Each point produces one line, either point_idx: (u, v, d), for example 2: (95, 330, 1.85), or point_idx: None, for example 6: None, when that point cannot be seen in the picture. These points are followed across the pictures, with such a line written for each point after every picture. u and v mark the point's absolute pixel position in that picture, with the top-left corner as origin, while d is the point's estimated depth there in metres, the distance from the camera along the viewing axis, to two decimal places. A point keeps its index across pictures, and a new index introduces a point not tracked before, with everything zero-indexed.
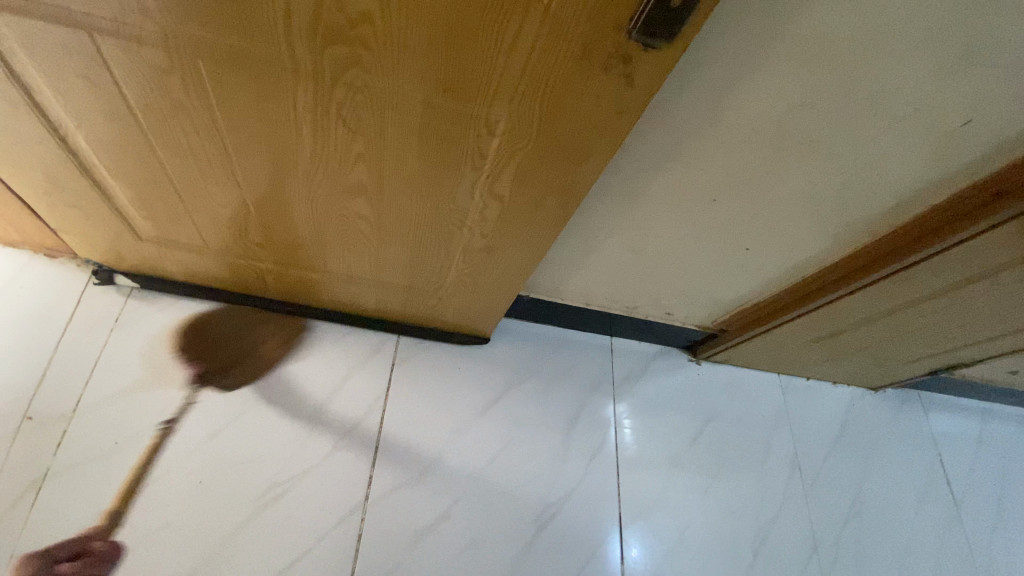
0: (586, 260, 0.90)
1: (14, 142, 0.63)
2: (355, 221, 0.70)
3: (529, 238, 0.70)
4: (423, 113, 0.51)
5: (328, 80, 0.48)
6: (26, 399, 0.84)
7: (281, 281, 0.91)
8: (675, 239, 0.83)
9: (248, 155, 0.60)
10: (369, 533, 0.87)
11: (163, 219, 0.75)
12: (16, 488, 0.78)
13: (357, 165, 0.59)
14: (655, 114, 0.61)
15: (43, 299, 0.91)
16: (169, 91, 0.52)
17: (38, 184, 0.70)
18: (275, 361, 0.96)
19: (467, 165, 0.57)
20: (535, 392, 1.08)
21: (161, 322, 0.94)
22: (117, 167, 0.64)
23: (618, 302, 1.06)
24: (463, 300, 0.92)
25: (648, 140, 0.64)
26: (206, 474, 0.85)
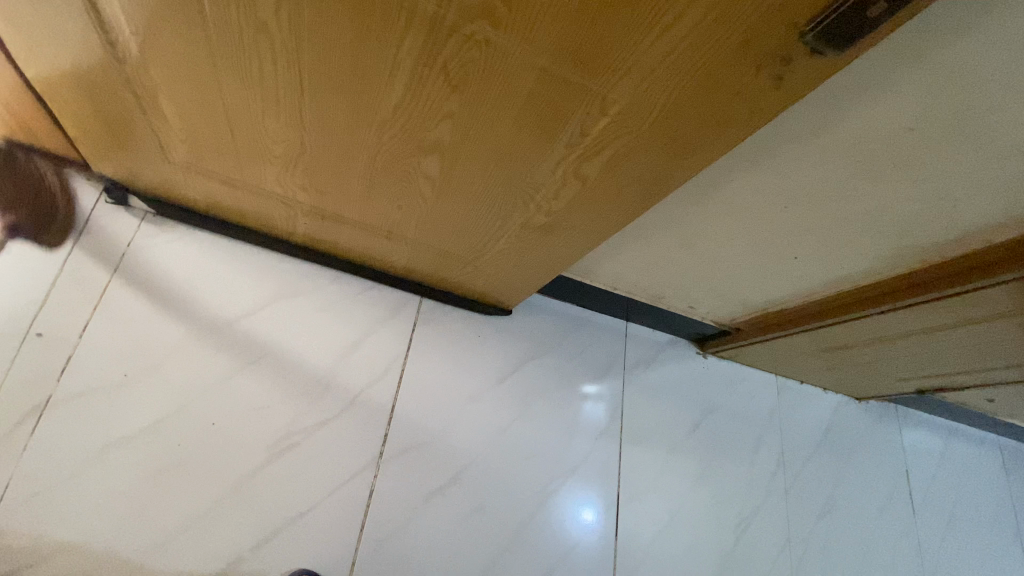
0: (630, 246, 0.89)
1: (53, 38, 0.55)
2: (416, 178, 0.66)
3: (595, 221, 0.67)
4: (537, 80, 0.47)
5: (445, 28, 0.43)
6: (29, 316, 0.78)
7: (311, 225, 0.86)
8: (727, 239, 0.82)
9: (322, 94, 0.54)
10: (380, 490, 0.87)
11: (201, 143, 0.68)
12: (17, 414, 0.73)
13: (442, 123, 0.55)
14: None
15: (51, 210, 0.83)
16: (256, 12, 0.46)
17: (68, 87, 0.63)
18: (295, 308, 0.92)
19: (561, 141, 0.54)
20: (550, 369, 1.08)
21: (177, 252, 0.88)
22: (166, 81, 0.58)
23: (644, 291, 1.06)
24: (499, 271, 0.89)
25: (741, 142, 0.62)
26: (219, 416, 0.82)
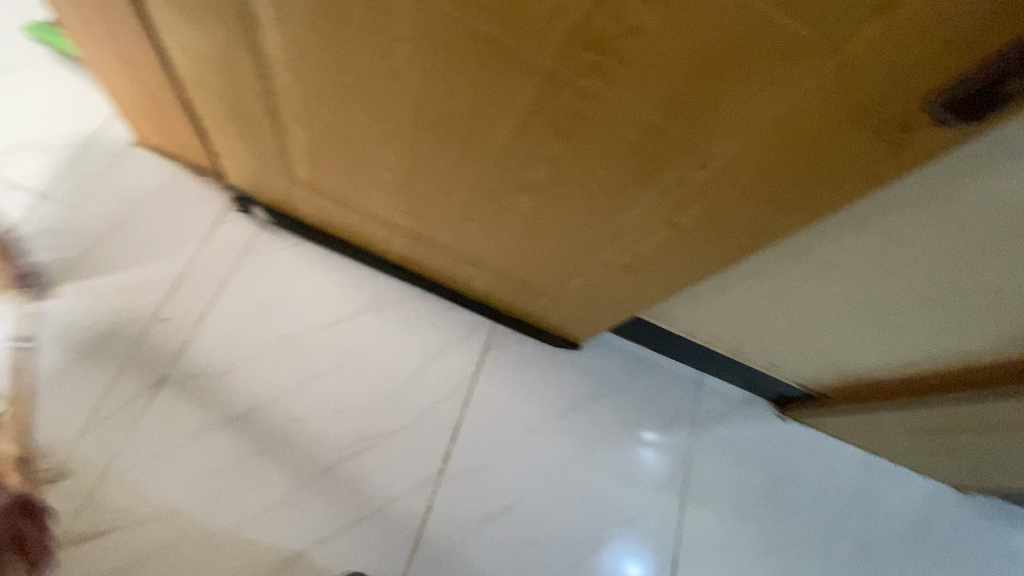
0: (713, 294, 0.87)
1: (222, 70, 0.65)
2: (509, 212, 0.70)
3: (681, 268, 0.67)
4: (640, 132, 0.49)
5: (559, 81, 0.47)
6: (158, 304, 0.89)
7: (404, 245, 0.92)
8: (820, 299, 0.78)
9: (436, 131, 0.60)
10: (435, 507, 0.89)
11: (323, 165, 0.76)
12: (138, 387, 0.84)
13: (542, 164, 0.58)
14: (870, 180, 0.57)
15: (189, 213, 0.95)
16: (392, 59, 0.52)
17: (225, 110, 0.73)
18: (378, 321, 0.99)
19: (657, 190, 0.55)
20: (613, 411, 1.06)
21: (284, 259, 0.98)
22: (305, 111, 0.66)
23: (722, 343, 1.02)
24: (576, 306, 0.90)
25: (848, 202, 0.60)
26: (301, 413, 0.89)
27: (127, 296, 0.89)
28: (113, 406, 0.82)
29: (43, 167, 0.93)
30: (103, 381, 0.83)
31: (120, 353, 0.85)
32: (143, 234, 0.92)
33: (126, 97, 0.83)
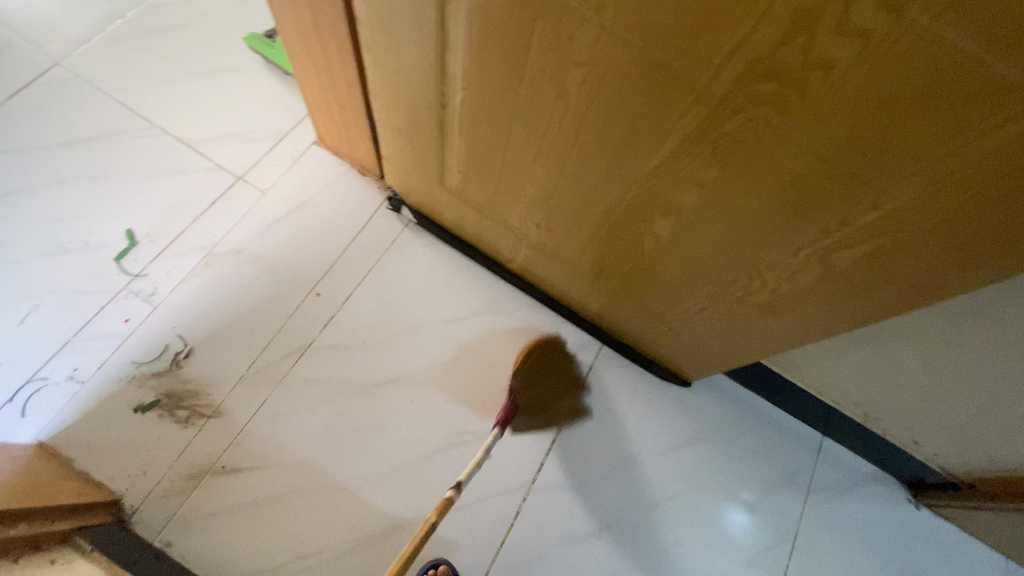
0: (852, 349, 0.80)
1: (408, 84, 0.74)
2: (644, 234, 0.71)
3: (826, 312, 0.64)
4: (808, 164, 0.48)
5: (729, 108, 0.48)
6: (314, 280, 1.00)
7: (530, 256, 0.96)
8: (988, 372, 0.68)
9: (589, 150, 0.63)
10: (524, 514, 0.92)
11: (473, 174, 0.83)
12: (286, 350, 0.95)
13: (692, 189, 0.59)
14: None
15: (349, 205, 1.07)
16: (563, 81, 0.56)
17: (401, 118, 0.83)
18: (494, 326, 1.04)
19: (814, 225, 0.54)
20: (717, 458, 1.01)
21: (420, 256, 1.07)
22: (470, 125, 0.73)
23: (854, 407, 0.92)
24: (694, 340, 0.88)
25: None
26: (417, 398, 0.96)
27: (290, 269, 1.00)
28: (264, 361, 0.94)
29: (243, 151, 1.08)
30: (260, 340, 0.95)
31: (275, 319, 0.96)
32: (311, 219, 1.05)
33: (319, 103, 0.98)
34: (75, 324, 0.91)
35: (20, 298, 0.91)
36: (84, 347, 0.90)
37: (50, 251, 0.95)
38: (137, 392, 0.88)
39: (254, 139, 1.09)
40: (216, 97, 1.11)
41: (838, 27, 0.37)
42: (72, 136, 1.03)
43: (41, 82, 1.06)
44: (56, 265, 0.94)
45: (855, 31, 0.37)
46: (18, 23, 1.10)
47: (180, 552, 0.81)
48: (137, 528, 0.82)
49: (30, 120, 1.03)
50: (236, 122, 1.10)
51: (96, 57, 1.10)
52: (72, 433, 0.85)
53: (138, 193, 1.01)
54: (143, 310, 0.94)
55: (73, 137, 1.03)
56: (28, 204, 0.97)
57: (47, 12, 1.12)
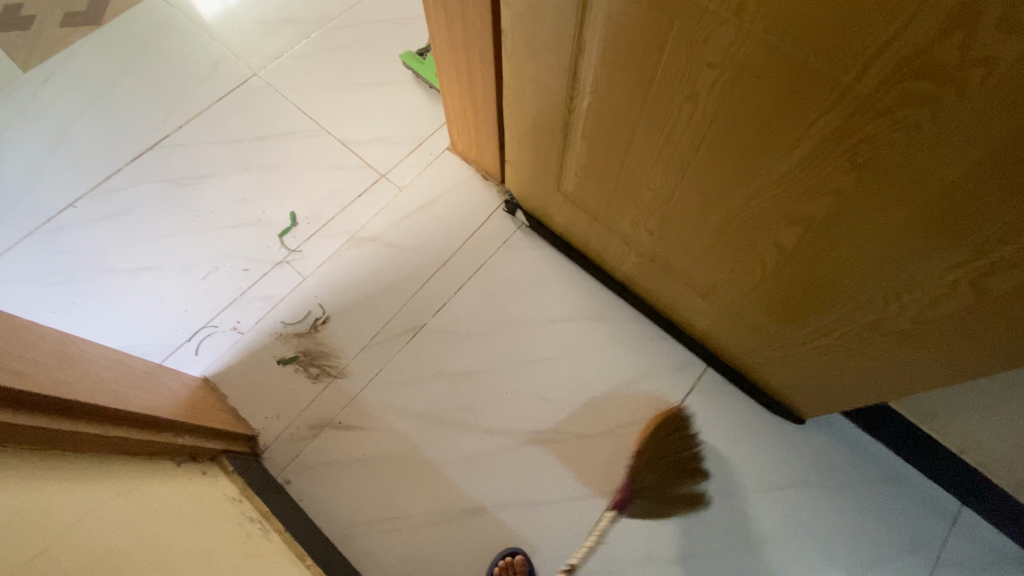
0: (1008, 403, 0.70)
1: (540, 91, 0.80)
2: (764, 246, 0.68)
3: (979, 345, 0.56)
4: (964, 173, 0.44)
5: (873, 110, 0.46)
6: (433, 269, 1.10)
7: (637, 265, 0.96)
8: None
9: (712, 155, 0.63)
10: (605, 522, 0.91)
11: (592, 180, 0.87)
12: (402, 328, 1.05)
13: (822, 198, 0.56)
14: None
15: (470, 204, 1.16)
16: (693, 84, 0.57)
17: (529, 123, 0.89)
18: (594, 332, 1.05)
19: (968, 244, 0.49)
20: (828, 508, 0.91)
21: (530, 257, 1.12)
22: (594, 131, 0.77)
23: (1006, 476, 0.81)
24: (811, 369, 0.82)
25: None
26: (512, 390, 1.00)
27: (413, 258, 1.11)
28: (383, 336, 1.04)
29: (387, 152, 1.22)
30: (381, 317, 1.06)
31: (396, 300, 1.07)
32: (436, 214, 1.15)
33: (456, 111, 1.08)
34: (242, 284, 1.09)
35: (205, 259, 1.12)
36: (246, 304, 1.08)
37: (232, 224, 1.15)
38: (280, 347, 1.03)
39: (397, 142, 1.23)
40: (370, 105, 1.27)
41: (1003, 24, 0.35)
42: (258, 133, 1.25)
43: (241, 89, 1.31)
44: (234, 235, 1.14)
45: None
46: (231, 42, 1.36)
47: (296, 489, 0.93)
48: (267, 462, 0.94)
49: (230, 118, 1.27)
50: (384, 127, 1.25)
51: (283, 70, 1.33)
52: (228, 373, 1.01)
53: (301, 182, 1.19)
54: (293, 279, 1.10)
55: (259, 133, 1.25)
56: (220, 184, 1.19)
57: (253, 33, 1.37)
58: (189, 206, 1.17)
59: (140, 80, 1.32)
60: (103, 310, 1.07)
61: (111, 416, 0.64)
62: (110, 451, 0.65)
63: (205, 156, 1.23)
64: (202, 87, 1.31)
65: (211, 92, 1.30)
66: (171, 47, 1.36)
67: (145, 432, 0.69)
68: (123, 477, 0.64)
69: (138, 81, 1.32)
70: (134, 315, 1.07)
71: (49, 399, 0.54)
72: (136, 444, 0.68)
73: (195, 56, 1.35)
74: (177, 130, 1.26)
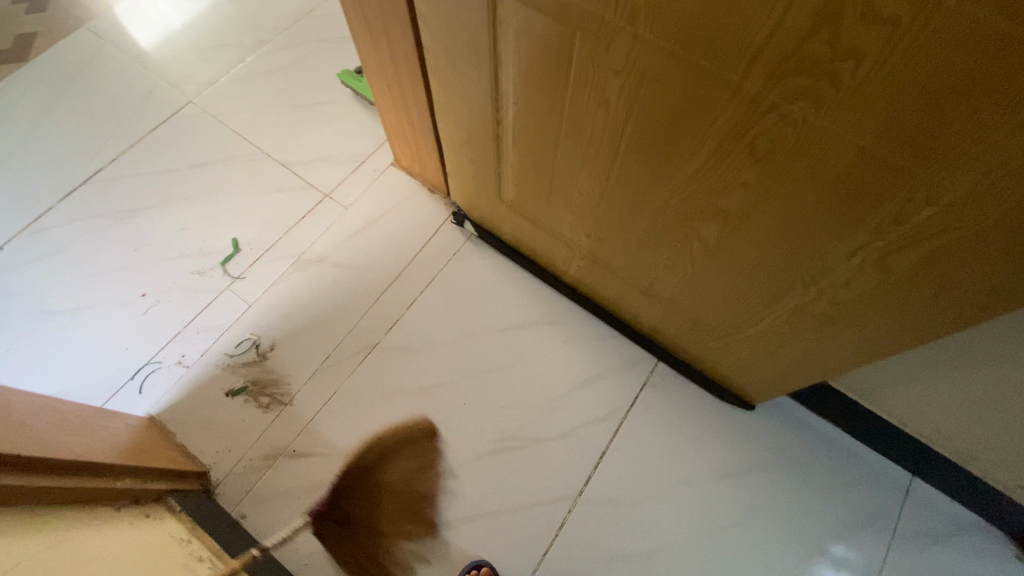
0: (938, 373, 0.73)
1: (467, 104, 0.81)
2: (691, 241, 0.70)
3: (891, 321, 0.59)
4: (850, 160, 0.46)
5: (764, 105, 0.48)
6: (384, 287, 1.09)
7: (583, 267, 0.98)
8: None
9: (631, 156, 0.65)
10: (569, 525, 0.91)
11: (528, 187, 0.88)
12: (354, 349, 1.04)
13: (734, 191, 0.58)
14: None
15: (419, 219, 1.16)
16: (603, 90, 0.59)
17: (463, 135, 0.90)
18: (548, 338, 1.05)
19: (867, 226, 0.51)
20: (783, 490, 0.94)
21: (481, 267, 1.12)
22: (523, 139, 0.78)
23: (947, 444, 0.83)
24: (752, 357, 0.84)
25: None
26: (469, 401, 1.00)
27: (363, 277, 1.10)
28: (336, 358, 1.03)
29: (330, 171, 1.21)
30: (332, 339, 1.04)
31: (347, 321, 1.06)
32: (383, 232, 1.14)
33: (395, 127, 1.08)
34: (186, 317, 1.06)
35: (146, 293, 1.08)
36: (191, 337, 1.05)
37: (173, 255, 1.12)
38: (229, 378, 1.01)
39: (340, 162, 1.23)
40: (311, 126, 1.26)
41: (864, 17, 0.37)
42: (196, 161, 1.22)
43: (176, 117, 1.28)
44: (175, 266, 1.11)
45: (880, 18, 0.36)
46: (163, 70, 1.34)
47: (252, 524, 0.90)
48: (220, 498, 0.92)
49: (166, 148, 1.24)
50: (326, 147, 1.24)
51: (219, 96, 1.30)
52: (176, 409, 0.98)
53: (243, 208, 1.17)
54: (240, 307, 1.07)
55: (197, 161, 1.22)
56: (158, 216, 1.16)
57: (186, 60, 1.35)
58: (127, 240, 1.14)
59: (70, 114, 1.28)
60: (38, 355, 1.03)
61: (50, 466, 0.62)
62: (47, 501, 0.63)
63: (141, 188, 1.19)
64: (135, 117, 1.28)
65: (145, 122, 1.27)
66: (101, 78, 1.32)
67: (82, 480, 0.67)
68: (53, 530, 0.61)
69: (68, 115, 1.28)
70: (73, 357, 1.03)
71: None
72: (66, 494, 0.64)
73: (126, 86, 1.31)
74: (111, 163, 1.22)
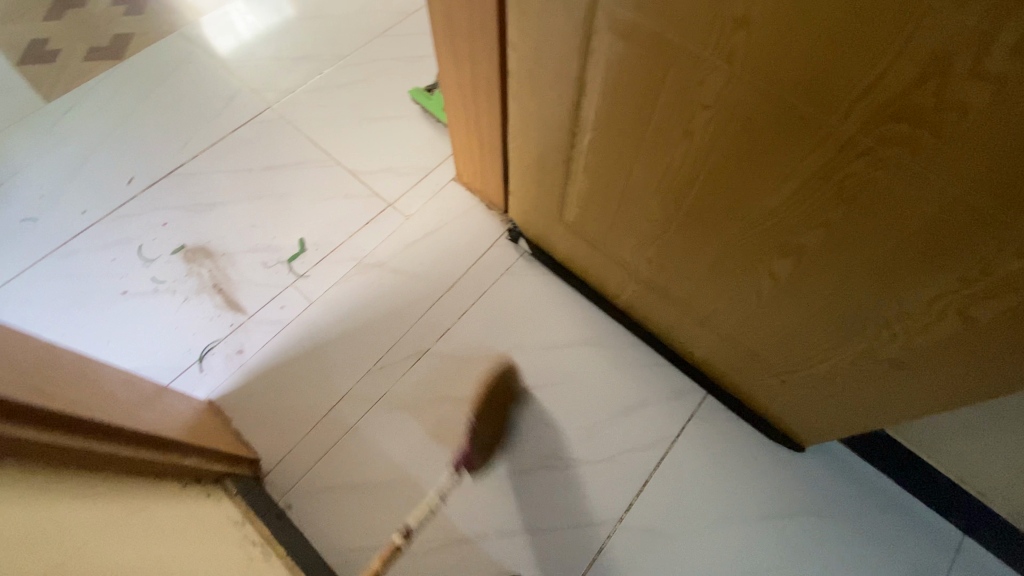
0: (1002, 431, 0.72)
1: (542, 127, 0.85)
2: (759, 274, 0.71)
3: (967, 373, 0.58)
4: (940, 208, 0.47)
5: (856, 148, 0.49)
6: (437, 296, 1.12)
7: (637, 293, 0.99)
8: None
9: (708, 188, 0.66)
10: (607, 550, 0.90)
11: (593, 211, 0.90)
12: (406, 353, 1.06)
13: (813, 229, 0.59)
14: None
15: (476, 233, 1.20)
16: (688, 124, 0.61)
17: (532, 156, 0.94)
18: (596, 360, 1.06)
19: (951, 275, 0.51)
20: (830, 538, 0.91)
21: (533, 285, 1.14)
22: (596, 164, 0.80)
23: (1004, 504, 0.82)
24: (808, 398, 0.83)
25: None
26: (515, 415, 1.01)
27: (419, 285, 1.14)
28: (387, 360, 1.06)
29: (394, 181, 1.27)
30: (386, 342, 1.07)
31: (401, 325, 1.09)
32: (441, 243, 1.18)
33: (462, 144, 1.13)
34: (250, 309, 1.11)
35: (214, 282, 1.14)
36: (253, 329, 1.09)
37: (243, 248, 1.18)
38: (285, 370, 1.05)
39: (404, 173, 1.28)
40: (380, 137, 1.33)
41: (973, 72, 0.38)
42: (270, 162, 1.30)
43: (255, 120, 1.36)
44: (245, 259, 1.17)
45: (990, 76, 0.37)
46: (246, 77, 1.43)
47: (297, 514, 0.92)
48: (268, 485, 0.95)
49: (242, 148, 1.32)
50: (392, 158, 1.30)
51: (295, 103, 1.38)
52: (233, 396, 1.02)
53: (311, 210, 1.23)
54: (300, 303, 1.12)
55: (271, 163, 1.30)
56: (232, 211, 1.23)
57: (267, 69, 1.44)
58: (200, 231, 1.21)
59: (157, 111, 1.38)
60: (112, 332, 1.09)
61: (110, 431, 0.61)
62: (110, 470, 0.62)
63: (217, 184, 1.27)
64: (216, 117, 1.36)
65: (226, 123, 1.36)
66: (189, 80, 1.42)
67: (163, 454, 0.71)
68: (138, 496, 0.65)
69: (155, 111, 1.38)
70: (144, 337, 1.09)
71: (27, 407, 0.50)
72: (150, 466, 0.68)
73: (210, 89, 1.41)
74: (192, 159, 1.31)
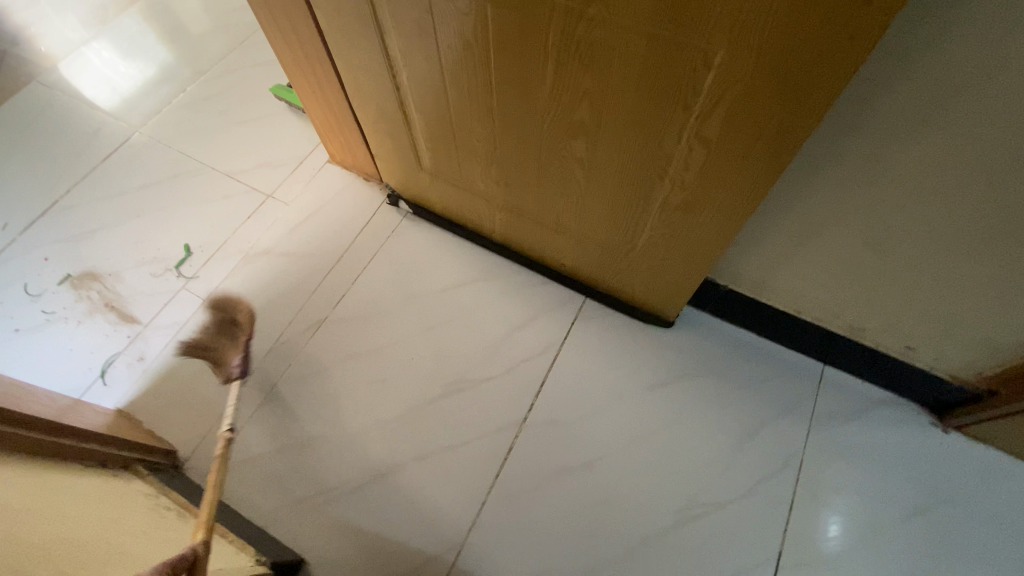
0: (802, 249, 0.83)
1: (370, 80, 0.92)
2: (570, 162, 0.81)
3: (730, 194, 0.69)
4: (644, 46, 0.58)
5: (574, 15, 0.59)
6: (329, 267, 1.18)
7: (503, 220, 1.08)
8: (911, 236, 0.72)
9: (502, 90, 0.75)
10: (518, 448, 0.98)
11: (438, 148, 0.98)
12: (307, 323, 1.11)
13: (582, 101, 0.69)
14: (878, 61, 0.56)
15: (358, 205, 1.26)
16: (462, 33, 0.70)
17: (375, 113, 1.01)
18: (485, 291, 1.15)
19: (678, 104, 0.62)
20: (709, 391, 1.02)
21: (418, 239, 1.22)
22: (421, 99, 0.88)
23: (838, 320, 0.93)
24: (653, 270, 0.93)
25: (884, 103, 0.59)
26: (417, 355, 1.07)
27: (310, 260, 1.19)
28: (288, 334, 1.10)
29: (272, 175, 1.31)
30: (285, 318, 1.12)
31: (297, 301, 1.14)
32: (326, 220, 1.24)
33: (323, 124, 1.19)
34: (146, 318, 1.14)
35: (106, 301, 1.16)
36: (151, 335, 1.12)
37: (132, 264, 1.20)
38: (189, 365, 1.08)
39: (280, 165, 1.33)
40: (252, 139, 1.37)
41: None
42: (146, 181, 1.32)
43: (124, 146, 1.38)
44: (133, 274, 1.19)
45: None
46: (109, 109, 1.44)
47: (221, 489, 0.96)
48: (189, 471, 0.97)
49: (116, 174, 1.33)
50: (267, 154, 1.35)
51: (163, 123, 1.41)
52: (141, 401, 1.04)
53: (193, 216, 1.26)
54: (195, 302, 1.15)
55: (147, 182, 1.32)
56: (114, 233, 1.24)
57: (131, 97, 1.46)
58: (84, 257, 1.22)
59: (22, 156, 1.37)
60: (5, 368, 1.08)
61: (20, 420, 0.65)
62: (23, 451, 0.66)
63: (97, 211, 1.28)
64: (84, 151, 1.37)
65: (96, 154, 1.37)
66: (51, 122, 1.42)
67: (72, 439, 0.74)
68: (49, 470, 0.69)
69: (20, 157, 1.37)
70: (41, 366, 1.09)
71: None
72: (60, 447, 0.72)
73: (74, 126, 1.41)
74: (66, 194, 1.31)
